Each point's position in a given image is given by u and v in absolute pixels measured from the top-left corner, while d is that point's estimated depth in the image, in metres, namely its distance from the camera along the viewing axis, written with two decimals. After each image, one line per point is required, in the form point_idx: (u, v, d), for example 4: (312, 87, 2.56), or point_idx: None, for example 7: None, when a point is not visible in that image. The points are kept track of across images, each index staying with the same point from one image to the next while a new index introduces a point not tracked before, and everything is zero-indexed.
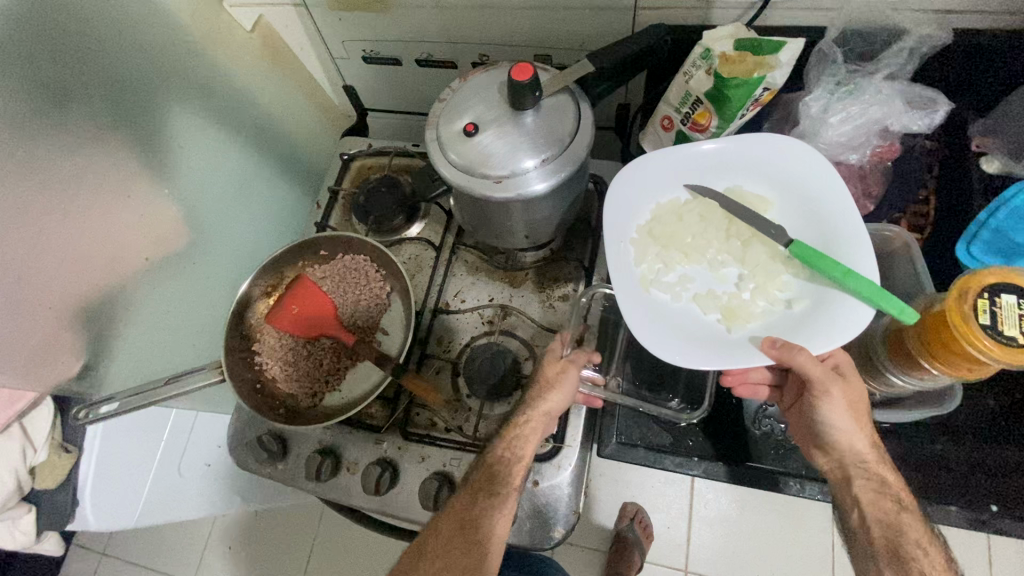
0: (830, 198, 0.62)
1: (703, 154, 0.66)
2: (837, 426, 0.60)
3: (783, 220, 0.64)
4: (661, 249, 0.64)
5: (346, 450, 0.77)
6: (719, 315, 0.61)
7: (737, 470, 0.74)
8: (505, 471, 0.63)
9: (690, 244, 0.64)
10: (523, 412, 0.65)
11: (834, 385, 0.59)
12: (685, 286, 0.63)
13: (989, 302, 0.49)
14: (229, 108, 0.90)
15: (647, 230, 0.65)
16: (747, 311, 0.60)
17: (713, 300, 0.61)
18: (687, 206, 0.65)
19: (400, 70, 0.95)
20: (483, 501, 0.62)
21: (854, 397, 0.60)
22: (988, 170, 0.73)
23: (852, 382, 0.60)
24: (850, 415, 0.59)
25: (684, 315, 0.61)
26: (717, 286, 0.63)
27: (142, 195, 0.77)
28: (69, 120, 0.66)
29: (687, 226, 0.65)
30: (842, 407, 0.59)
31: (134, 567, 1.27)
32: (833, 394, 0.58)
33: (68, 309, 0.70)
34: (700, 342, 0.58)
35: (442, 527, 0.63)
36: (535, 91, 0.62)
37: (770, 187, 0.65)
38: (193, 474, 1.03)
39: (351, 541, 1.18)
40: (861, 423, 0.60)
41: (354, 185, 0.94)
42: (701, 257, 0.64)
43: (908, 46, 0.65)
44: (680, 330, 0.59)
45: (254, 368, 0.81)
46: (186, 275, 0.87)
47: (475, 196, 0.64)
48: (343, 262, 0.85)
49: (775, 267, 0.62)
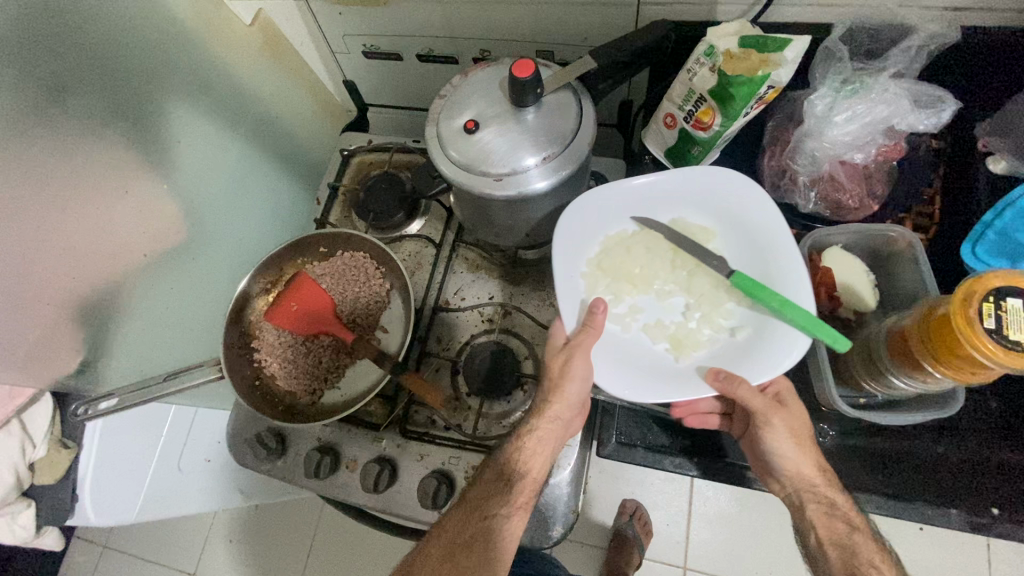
0: (768, 227, 0.65)
1: (647, 186, 0.70)
2: (783, 453, 0.62)
3: (725, 250, 0.68)
4: (610, 279, 0.67)
5: (344, 448, 0.76)
6: (667, 345, 0.65)
7: (730, 469, 0.74)
8: (501, 491, 0.62)
9: (637, 273, 0.68)
10: (530, 423, 0.64)
11: (778, 414, 0.61)
12: (635, 316, 0.67)
13: (994, 305, 0.48)
14: (229, 103, 0.89)
15: (595, 262, 0.68)
16: (692, 340, 0.65)
17: (661, 329, 0.66)
18: (633, 237, 0.69)
19: (402, 65, 0.94)
20: (476, 524, 0.61)
21: (798, 426, 0.62)
22: (994, 170, 0.71)
23: (796, 414, 0.63)
24: (796, 444, 0.62)
25: (635, 346, 0.65)
26: (664, 315, 0.67)
27: (140, 190, 0.77)
28: (68, 114, 0.65)
29: (633, 258, 0.68)
30: (786, 436, 0.62)
31: (136, 560, 1.28)
32: (776, 425, 0.61)
33: (68, 305, 0.70)
34: (651, 375, 0.63)
35: (431, 554, 0.60)
36: (536, 88, 0.61)
37: (712, 218, 0.69)
38: (193, 468, 1.03)
39: (352, 535, 1.18)
40: (809, 451, 0.62)
41: (354, 181, 0.94)
42: (649, 287, 0.68)
43: (914, 44, 0.64)
44: (632, 362, 0.64)
45: (254, 365, 0.81)
46: (186, 271, 0.87)
47: (475, 194, 0.64)
48: (342, 259, 0.84)
49: (718, 296, 0.66)
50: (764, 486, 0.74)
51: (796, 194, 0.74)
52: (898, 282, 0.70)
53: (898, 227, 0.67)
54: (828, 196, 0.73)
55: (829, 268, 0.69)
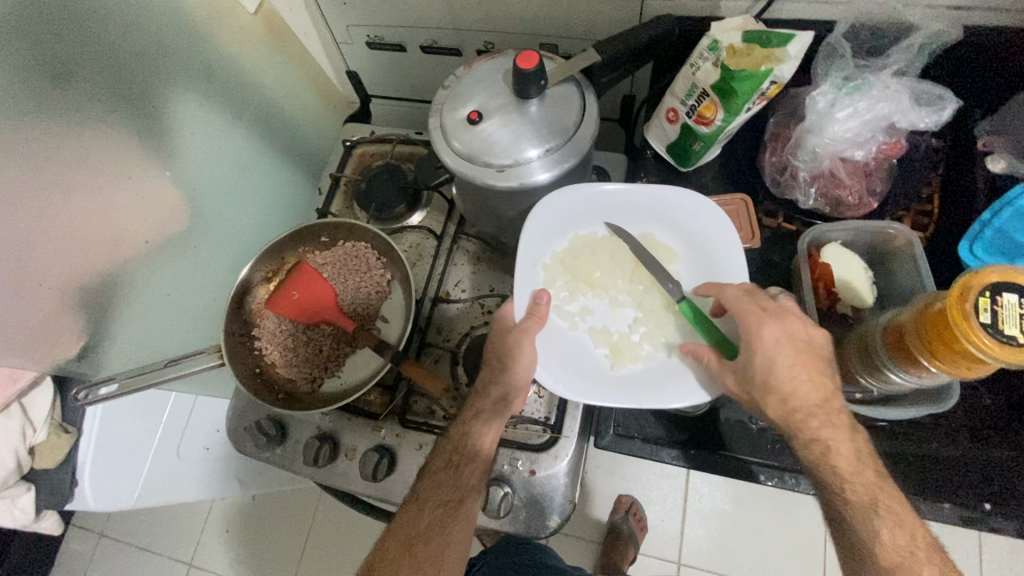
0: (726, 261, 0.67)
1: (625, 194, 0.71)
2: (780, 365, 0.53)
3: (683, 273, 0.69)
4: (570, 279, 0.70)
5: (343, 436, 0.77)
6: (607, 351, 0.67)
7: (707, 457, 0.74)
8: (450, 479, 0.64)
9: (596, 277, 0.70)
10: (474, 402, 0.67)
11: (773, 320, 0.54)
12: (584, 317, 0.69)
13: (990, 300, 0.49)
14: (231, 91, 0.89)
15: (560, 258, 0.71)
16: (632, 352, 0.66)
17: (606, 335, 0.68)
18: (599, 242, 0.71)
19: (405, 57, 0.94)
20: (432, 513, 0.63)
21: (801, 335, 0.54)
22: (993, 169, 0.72)
23: (800, 321, 0.55)
24: (796, 353, 0.53)
25: (576, 344, 0.67)
26: (613, 322, 0.69)
27: (141, 177, 0.77)
28: (70, 99, 0.65)
29: (596, 262, 0.71)
30: (784, 343, 0.53)
31: (133, 548, 1.28)
32: (769, 333, 0.53)
33: (68, 290, 0.70)
34: (582, 375, 0.65)
35: (388, 548, 0.62)
36: (539, 80, 0.61)
37: (677, 238, 0.71)
38: (192, 457, 1.03)
39: (348, 526, 1.19)
40: (818, 370, 0.54)
41: (356, 172, 0.94)
42: (605, 292, 0.70)
43: (917, 43, 0.65)
44: (571, 360, 0.66)
45: (254, 353, 0.81)
46: (187, 258, 0.87)
47: (477, 185, 0.64)
48: (344, 249, 0.85)
49: (666, 315, 0.67)
50: (754, 478, 0.73)
51: (796, 190, 0.74)
52: (895, 279, 0.71)
53: (897, 225, 0.68)
54: (828, 193, 0.73)
55: (827, 264, 0.70)
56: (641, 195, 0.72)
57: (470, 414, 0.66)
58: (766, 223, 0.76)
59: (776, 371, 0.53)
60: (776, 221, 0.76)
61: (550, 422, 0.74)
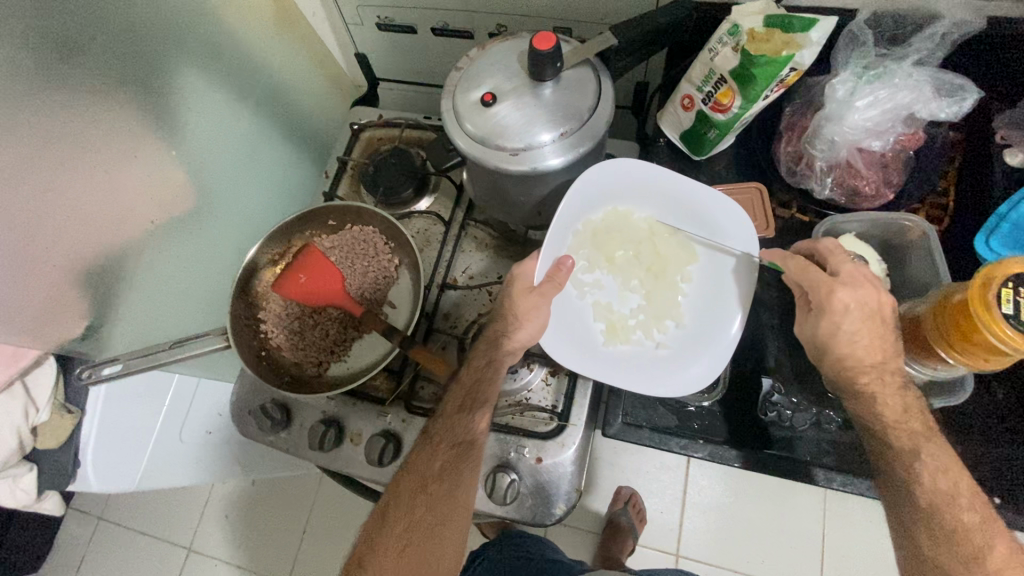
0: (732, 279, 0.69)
1: (673, 186, 0.71)
2: (844, 328, 0.57)
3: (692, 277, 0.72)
4: (595, 251, 0.72)
5: (348, 420, 0.76)
6: (603, 326, 0.71)
7: (755, 456, 0.73)
8: (463, 421, 0.65)
9: (619, 257, 0.72)
10: (487, 354, 0.66)
11: (846, 287, 0.56)
12: (593, 290, 0.72)
13: (1013, 291, 0.48)
14: (238, 70, 0.88)
15: (592, 230, 0.72)
16: (624, 333, 0.70)
17: (606, 312, 0.71)
18: (632, 223, 0.73)
19: (416, 39, 0.93)
20: (444, 454, 0.64)
21: (874, 303, 0.56)
22: (1011, 162, 0.70)
23: (872, 289, 0.57)
24: (864, 321, 0.56)
25: (580, 314, 0.71)
26: (617, 302, 0.71)
27: (147, 155, 0.75)
28: (76, 73, 0.64)
29: (624, 243, 0.72)
30: (851, 310, 0.56)
31: (130, 531, 1.28)
32: (840, 300, 0.56)
33: (72, 268, 0.69)
34: (577, 341, 0.69)
35: (401, 489, 0.63)
36: (556, 62, 0.60)
37: (697, 242, 0.72)
38: (193, 440, 1.02)
39: (347, 514, 1.19)
40: (880, 335, 0.57)
41: (363, 156, 0.93)
42: (622, 271, 0.72)
43: (939, 31, 0.65)
44: (571, 328, 0.69)
45: (259, 336, 0.81)
46: (192, 239, 0.86)
47: (490, 168, 0.63)
48: (352, 233, 0.84)
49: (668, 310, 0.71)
50: (814, 481, 0.73)
51: (812, 180, 0.73)
52: (910, 271, 0.71)
53: (913, 217, 0.68)
54: (845, 182, 0.72)
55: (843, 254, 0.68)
56: (686, 192, 0.71)
57: (480, 364, 0.67)
58: (779, 213, 0.77)
59: (837, 333, 0.57)
60: (789, 212, 0.76)
61: (558, 410, 0.73)
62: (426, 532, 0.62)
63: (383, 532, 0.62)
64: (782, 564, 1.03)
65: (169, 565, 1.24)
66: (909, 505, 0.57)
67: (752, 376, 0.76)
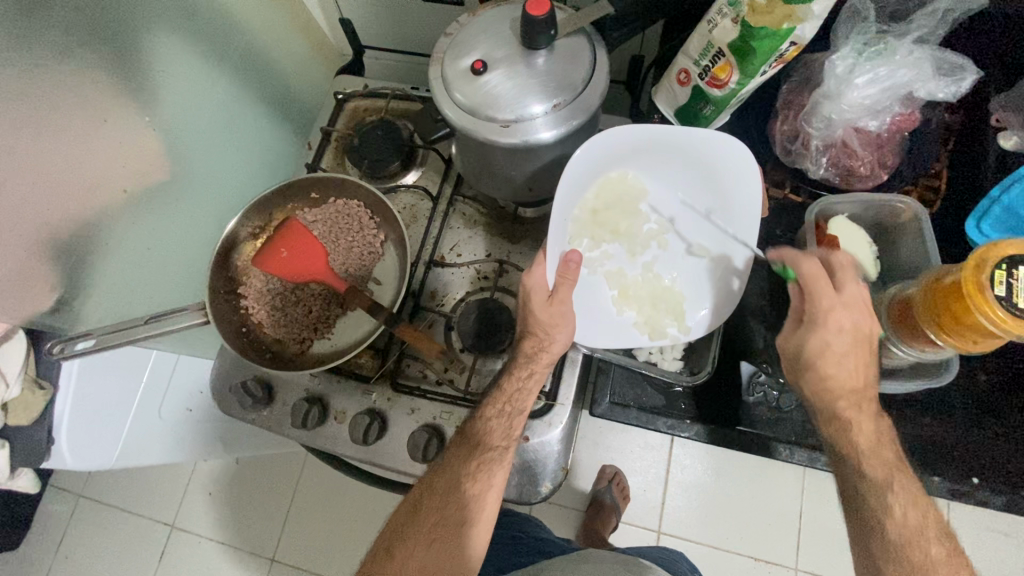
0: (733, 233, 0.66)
1: (664, 140, 0.64)
2: (832, 348, 0.56)
3: (694, 240, 0.69)
4: (596, 227, 0.69)
5: (333, 399, 0.75)
6: (615, 294, 0.70)
7: (728, 434, 0.75)
8: (504, 426, 0.64)
9: (622, 225, 0.70)
10: (526, 367, 0.64)
11: (845, 308, 0.55)
12: (603, 262, 0.70)
13: (1006, 272, 0.48)
14: (215, 32, 0.83)
15: (589, 209, 0.68)
16: (639, 297, 0.69)
17: (618, 279, 0.70)
18: (627, 186, 0.69)
19: (405, 6, 0.89)
20: (480, 455, 0.63)
21: (865, 329, 0.56)
22: (1004, 146, 0.73)
23: (867, 314, 0.56)
24: (851, 345, 0.56)
25: (592, 287, 0.69)
26: (628, 266, 0.70)
27: (118, 121, 0.71)
28: (40, 31, 0.60)
29: (623, 210, 0.69)
30: (842, 331, 0.55)
31: (110, 510, 1.26)
32: (835, 320, 0.55)
33: (42, 238, 0.66)
34: (593, 321, 0.68)
35: (437, 484, 0.65)
36: (549, 30, 0.57)
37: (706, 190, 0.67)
38: (173, 418, 0.99)
39: (332, 490, 1.18)
40: (864, 359, 0.57)
41: (347, 127, 0.89)
42: (629, 237, 0.70)
43: (941, 8, 0.63)
44: (592, 312, 0.68)
45: (240, 312, 0.78)
46: (169, 212, 0.83)
47: (480, 141, 0.61)
48: (335, 207, 0.81)
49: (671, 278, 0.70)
50: (776, 455, 0.74)
51: (807, 160, 0.73)
52: (898, 254, 0.72)
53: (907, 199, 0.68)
54: (839, 162, 0.72)
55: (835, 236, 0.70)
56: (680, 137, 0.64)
57: (519, 372, 0.64)
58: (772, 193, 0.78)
59: (825, 353, 0.56)
60: (782, 192, 0.77)
61: (546, 389, 0.72)
62: (455, 529, 0.62)
63: (415, 525, 0.63)
64: (761, 539, 1.06)
65: (150, 543, 1.23)
66: (872, 491, 0.56)
67: (736, 361, 0.77)
